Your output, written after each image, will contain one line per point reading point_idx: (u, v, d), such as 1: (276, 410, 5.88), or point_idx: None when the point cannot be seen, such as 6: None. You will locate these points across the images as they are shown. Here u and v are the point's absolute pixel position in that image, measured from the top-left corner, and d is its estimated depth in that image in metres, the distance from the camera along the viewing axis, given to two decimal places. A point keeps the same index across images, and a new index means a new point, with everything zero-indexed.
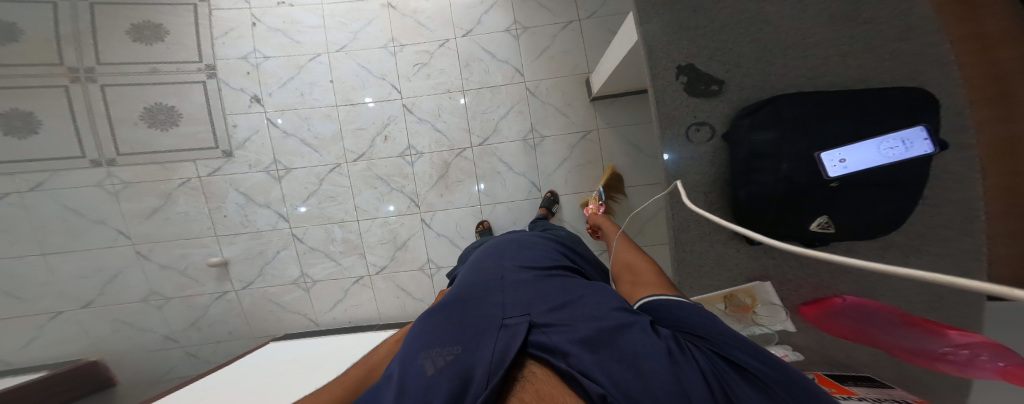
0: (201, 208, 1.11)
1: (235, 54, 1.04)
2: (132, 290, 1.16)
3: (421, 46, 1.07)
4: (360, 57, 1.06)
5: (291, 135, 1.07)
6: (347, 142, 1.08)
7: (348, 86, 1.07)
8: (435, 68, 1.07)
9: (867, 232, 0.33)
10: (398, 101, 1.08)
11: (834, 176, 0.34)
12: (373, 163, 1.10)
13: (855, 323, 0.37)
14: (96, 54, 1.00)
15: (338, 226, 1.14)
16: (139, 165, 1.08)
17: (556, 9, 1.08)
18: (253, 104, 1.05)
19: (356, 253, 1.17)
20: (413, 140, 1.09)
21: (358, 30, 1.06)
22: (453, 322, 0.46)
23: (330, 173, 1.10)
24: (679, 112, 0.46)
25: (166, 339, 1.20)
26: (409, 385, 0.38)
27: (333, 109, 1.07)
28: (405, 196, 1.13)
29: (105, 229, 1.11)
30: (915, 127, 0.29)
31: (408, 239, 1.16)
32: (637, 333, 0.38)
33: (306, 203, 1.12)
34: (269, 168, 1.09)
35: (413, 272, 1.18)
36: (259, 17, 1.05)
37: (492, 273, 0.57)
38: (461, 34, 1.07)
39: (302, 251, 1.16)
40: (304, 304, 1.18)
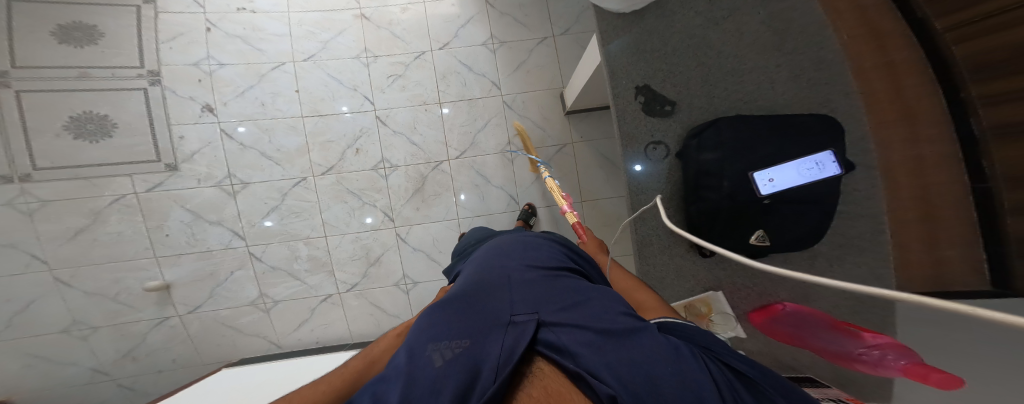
0: (138, 227, 1.00)
1: (184, 60, 0.96)
2: (49, 321, 1.03)
3: (395, 57, 1.05)
4: (329, 67, 1.02)
5: (251, 148, 1.00)
6: (316, 155, 1.03)
7: (316, 96, 1.02)
8: (411, 80, 1.06)
9: (793, 236, 0.47)
10: (370, 114, 1.04)
11: (766, 193, 0.46)
12: (344, 177, 1.06)
13: (792, 329, 0.50)
14: (10, 57, 0.89)
15: (304, 243, 1.08)
16: (61, 181, 0.95)
17: (533, 25, 1.11)
18: (207, 115, 0.98)
19: (324, 271, 1.11)
20: (387, 153, 1.06)
21: (328, 39, 1.03)
22: (461, 315, 0.45)
23: (295, 187, 1.04)
24: (640, 133, 0.59)
25: (94, 372, 1.09)
26: (417, 377, 0.38)
27: (299, 120, 1.02)
28: (378, 210, 1.10)
29: (16, 254, 0.97)
30: (824, 153, 0.44)
31: (382, 255, 1.13)
32: (647, 339, 0.39)
33: (267, 219, 1.05)
34: (223, 183, 1.01)
35: (388, 288, 1.14)
36: (215, 22, 0.98)
37: (500, 270, 0.57)
38: (438, 47, 1.07)
39: (261, 271, 1.08)
40: (266, 326, 1.12)
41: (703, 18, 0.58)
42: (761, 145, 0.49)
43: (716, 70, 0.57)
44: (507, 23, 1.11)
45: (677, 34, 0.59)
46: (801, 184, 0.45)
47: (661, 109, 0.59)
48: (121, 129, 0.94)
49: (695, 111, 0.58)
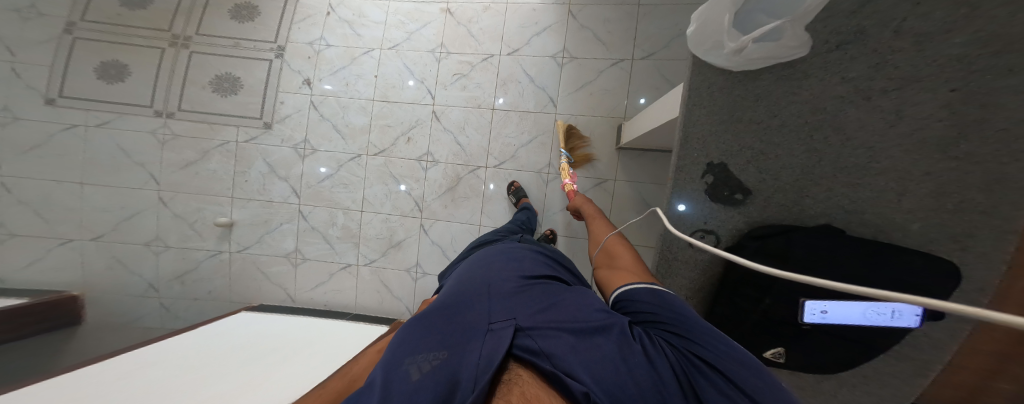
0: (228, 169, 1.20)
1: (305, 39, 1.20)
2: (141, 233, 1.23)
3: (466, 56, 1.14)
4: (407, 65, 1.16)
5: (329, 121, 1.18)
6: (374, 136, 1.17)
7: (390, 83, 1.17)
8: (473, 81, 1.14)
9: (808, 365, 0.54)
10: (430, 109, 1.15)
11: (809, 321, 0.49)
12: (392, 161, 1.17)
13: None
14: (197, 26, 1.20)
15: (342, 213, 1.19)
16: (191, 122, 1.20)
17: (611, 44, 1.09)
18: (303, 86, 1.19)
19: (351, 242, 1.20)
20: (435, 148, 1.16)
21: (414, 35, 1.17)
22: (439, 330, 0.47)
23: (350, 162, 1.18)
24: (695, 216, 0.60)
25: (149, 287, 1.25)
26: (394, 391, 0.39)
27: (371, 103, 1.17)
28: (411, 198, 1.17)
29: (140, 172, 1.21)
30: (909, 306, 0.43)
31: (404, 239, 1.18)
32: (617, 336, 0.43)
33: (320, 184, 1.18)
34: (298, 146, 1.18)
35: (400, 271, 1.19)
36: (335, 9, 1.20)
37: (483, 280, 0.60)
38: (507, 52, 1.13)
39: (303, 228, 1.20)
40: (288, 278, 1.23)
41: (848, 86, 0.47)
42: (837, 270, 0.47)
43: (828, 162, 0.50)
44: (582, 37, 1.11)
45: (794, 105, 0.51)
46: (857, 324, 0.47)
47: (730, 197, 0.57)
48: (244, 90, 1.19)
49: (771, 207, 0.56)
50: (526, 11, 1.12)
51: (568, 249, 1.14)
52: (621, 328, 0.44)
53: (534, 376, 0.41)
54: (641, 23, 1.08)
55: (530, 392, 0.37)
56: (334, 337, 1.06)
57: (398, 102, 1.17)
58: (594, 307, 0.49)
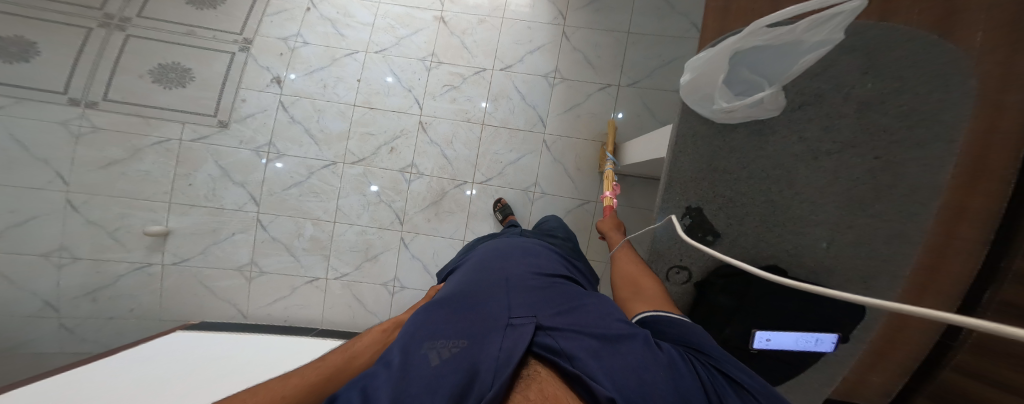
0: (168, 171, 1.06)
1: (278, 34, 1.12)
2: (39, 242, 1.02)
3: (456, 68, 1.16)
4: (394, 72, 1.14)
5: (300, 123, 1.10)
6: (353, 143, 1.12)
7: (372, 89, 1.13)
8: (462, 94, 1.16)
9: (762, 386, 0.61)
10: (416, 118, 1.14)
11: (757, 347, 0.57)
12: (371, 169, 1.12)
13: None
14: (140, 8, 1.07)
15: (312, 223, 1.10)
16: (120, 114, 1.04)
17: (601, 70, 1.17)
18: (272, 85, 1.10)
19: (321, 254, 1.11)
20: (420, 158, 1.14)
21: (403, 42, 1.15)
22: (461, 320, 0.50)
23: (323, 169, 1.10)
24: (671, 254, 0.74)
25: (44, 306, 1.03)
26: (416, 372, 0.42)
27: (350, 108, 1.12)
28: (392, 210, 1.13)
29: (42, 169, 1.00)
30: (828, 334, 0.50)
31: (381, 253, 1.14)
32: (641, 347, 0.45)
33: (286, 192, 1.09)
34: (261, 149, 1.08)
35: (376, 285, 1.14)
36: (316, 5, 1.14)
37: (499, 276, 0.63)
38: (500, 68, 1.17)
39: (261, 239, 1.09)
40: (241, 294, 1.11)
41: (804, 145, 0.56)
42: (779, 306, 0.57)
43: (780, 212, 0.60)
44: (574, 59, 1.18)
45: (755, 166, 0.62)
46: (790, 349, 0.54)
47: (704, 238, 0.68)
48: (199, 81, 1.06)
49: (735, 248, 0.67)
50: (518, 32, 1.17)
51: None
52: (645, 339, 0.47)
53: (553, 375, 0.44)
54: (628, 54, 1.18)
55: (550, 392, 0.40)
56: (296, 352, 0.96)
57: (379, 109, 1.13)
58: (614, 317, 0.52)
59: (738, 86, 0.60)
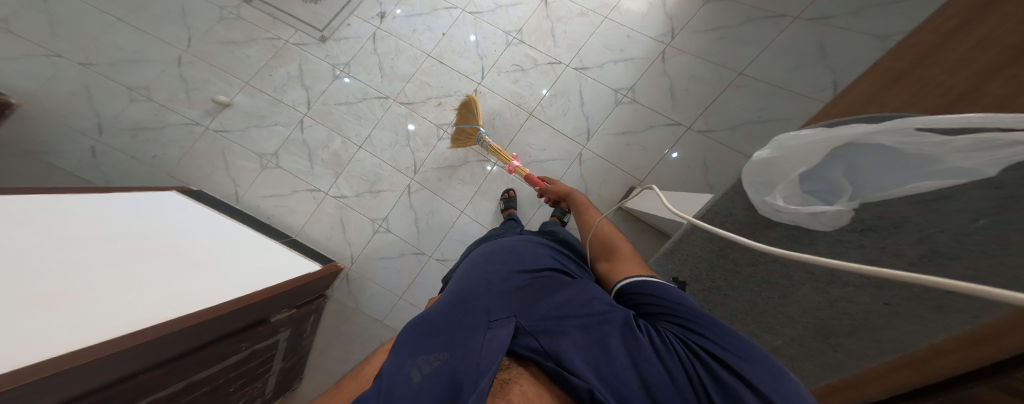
0: (262, 60, 1.29)
1: None
2: (135, 78, 1.28)
3: (534, 51, 1.34)
4: (484, 41, 1.33)
5: (381, 59, 1.31)
6: (411, 86, 1.30)
7: (451, 48, 1.33)
8: (526, 78, 1.33)
9: None
10: (474, 87, 1.32)
11: None
12: (416, 114, 1.30)
13: None
14: None
15: (341, 140, 1.30)
16: (257, 10, 1.30)
17: (679, 105, 1.31)
18: (383, 12, 1.32)
19: (333, 171, 1.31)
20: (460, 121, 1.29)
21: (504, 12, 1.35)
22: (441, 330, 0.51)
23: (377, 100, 1.30)
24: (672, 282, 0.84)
25: (96, 127, 1.28)
26: (396, 389, 0.42)
27: (424, 56, 1.32)
28: (413, 158, 1.29)
29: (180, 28, 1.28)
30: None
31: (385, 191, 1.30)
32: (618, 330, 0.48)
33: (336, 107, 1.30)
34: (338, 66, 1.30)
35: (364, 218, 1.32)
36: None
37: (479, 274, 0.63)
38: (576, 67, 1.33)
39: (293, 138, 1.30)
40: (248, 177, 1.31)
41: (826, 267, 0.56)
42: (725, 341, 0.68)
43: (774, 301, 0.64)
44: (658, 84, 1.33)
45: (773, 264, 0.65)
46: None
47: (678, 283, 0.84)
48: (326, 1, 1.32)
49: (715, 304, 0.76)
50: (610, 38, 1.34)
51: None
52: (624, 320, 0.49)
53: (537, 373, 0.46)
54: (718, 99, 1.29)
55: (531, 392, 0.42)
56: (254, 255, 1.13)
57: (451, 65, 1.32)
58: (597, 300, 0.53)
59: (821, 195, 0.56)
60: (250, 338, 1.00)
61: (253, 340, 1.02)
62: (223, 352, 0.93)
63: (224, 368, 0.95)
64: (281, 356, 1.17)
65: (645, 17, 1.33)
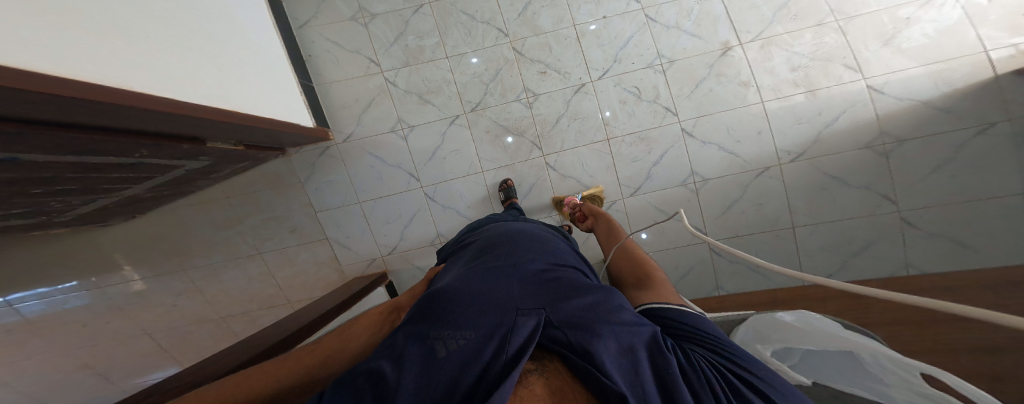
0: None
1: None
2: None
3: (670, 81, 1.43)
4: (632, 51, 1.43)
5: (530, 4, 1.44)
6: (538, 42, 1.45)
7: (601, 35, 1.44)
8: (634, 105, 1.45)
9: None
10: (585, 80, 1.45)
11: None
12: (521, 67, 1.46)
13: None
14: None
15: (443, 40, 1.46)
16: None
17: (723, 218, 1.46)
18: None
19: (410, 60, 1.47)
20: (544, 98, 1.46)
21: (674, 36, 1.42)
22: (463, 309, 0.49)
23: (499, 35, 1.45)
24: None
25: None
26: (417, 366, 0.41)
27: (571, 25, 1.44)
28: (482, 99, 1.47)
29: None
30: None
31: (432, 104, 1.48)
32: (649, 341, 0.45)
33: (464, 16, 1.45)
34: None
35: (385, 119, 1.51)
36: None
37: (505, 266, 0.62)
38: (683, 127, 1.44)
39: (400, 13, 1.47)
40: (323, 11, 1.49)
41: None
42: None
43: None
44: (728, 190, 1.45)
45: None
46: None
47: None
48: None
49: None
50: (739, 122, 1.42)
51: (448, 227, 1.56)
52: (655, 336, 0.46)
53: (562, 370, 0.44)
54: (753, 233, 1.45)
55: (554, 388, 0.42)
56: (279, 87, 1.26)
57: (588, 51, 1.44)
58: (628, 309, 0.51)
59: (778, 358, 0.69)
60: (159, 152, 0.98)
61: (157, 154, 0.99)
62: (118, 150, 0.88)
63: (100, 163, 0.91)
64: (155, 181, 1.20)
65: (795, 125, 1.38)
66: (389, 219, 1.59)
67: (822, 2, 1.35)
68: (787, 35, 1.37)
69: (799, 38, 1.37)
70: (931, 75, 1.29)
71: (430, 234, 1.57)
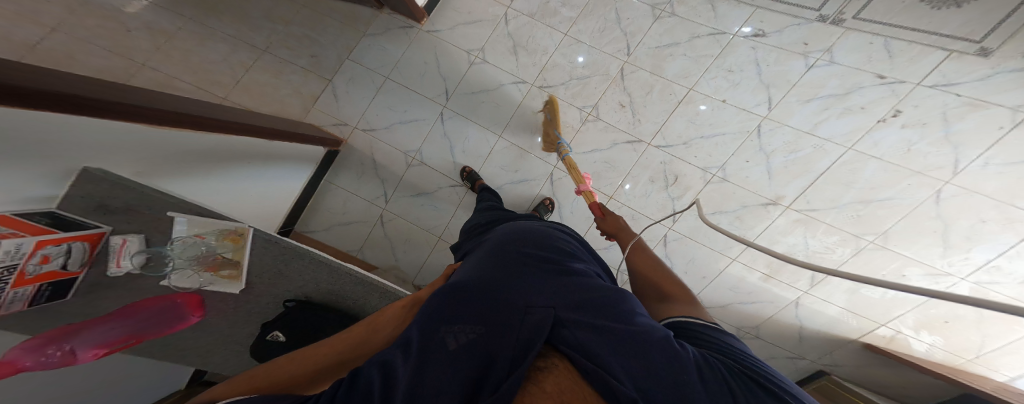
0: None
1: (795, 69, 1.36)
2: None
3: (704, 186, 1.50)
4: (708, 145, 1.46)
5: (675, 45, 1.42)
6: (658, 83, 1.44)
7: (701, 114, 1.44)
8: (654, 185, 1.50)
9: None
10: (644, 140, 1.48)
11: None
12: (609, 88, 1.45)
13: (120, 336, 0.82)
14: None
15: (581, 22, 1.43)
16: None
17: None
18: (806, 55, 1.34)
19: (542, 16, 1.43)
20: (600, 124, 1.46)
21: (758, 160, 1.45)
22: (473, 303, 0.48)
23: (626, 51, 1.43)
24: None
25: None
26: (430, 355, 0.40)
27: (683, 90, 1.44)
28: (557, 90, 1.45)
29: None
30: None
31: (518, 58, 1.45)
32: (661, 340, 0.43)
33: (617, 14, 1.42)
34: (659, 9, 1.41)
35: (473, 39, 1.45)
36: (815, 127, 1.38)
37: (517, 260, 0.61)
38: (667, 235, 1.63)
39: None
40: None
41: None
42: None
43: None
44: None
45: None
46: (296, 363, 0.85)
47: None
48: None
49: None
50: (703, 262, 1.64)
51: (429, 153, 1.46)
52: (665, 337, 0.43)
53: (571, 369, 0.41)
54: None
55: (565, 385, 0.38)
56: None
57: (677, 117, 1.45)
58: (638, 315, 0.49)
59: None
60: None
61: None
62: None
63: None
64: None
65: (732, 291, 1.67)
66: (392, 106, 1.47)
67: (891, 221, 1.39)
68: (827, 225, 1.45)
69: (829, 234, 1.46)
70: (839, 317, 1.61)
71: (411, 145, 1.46)
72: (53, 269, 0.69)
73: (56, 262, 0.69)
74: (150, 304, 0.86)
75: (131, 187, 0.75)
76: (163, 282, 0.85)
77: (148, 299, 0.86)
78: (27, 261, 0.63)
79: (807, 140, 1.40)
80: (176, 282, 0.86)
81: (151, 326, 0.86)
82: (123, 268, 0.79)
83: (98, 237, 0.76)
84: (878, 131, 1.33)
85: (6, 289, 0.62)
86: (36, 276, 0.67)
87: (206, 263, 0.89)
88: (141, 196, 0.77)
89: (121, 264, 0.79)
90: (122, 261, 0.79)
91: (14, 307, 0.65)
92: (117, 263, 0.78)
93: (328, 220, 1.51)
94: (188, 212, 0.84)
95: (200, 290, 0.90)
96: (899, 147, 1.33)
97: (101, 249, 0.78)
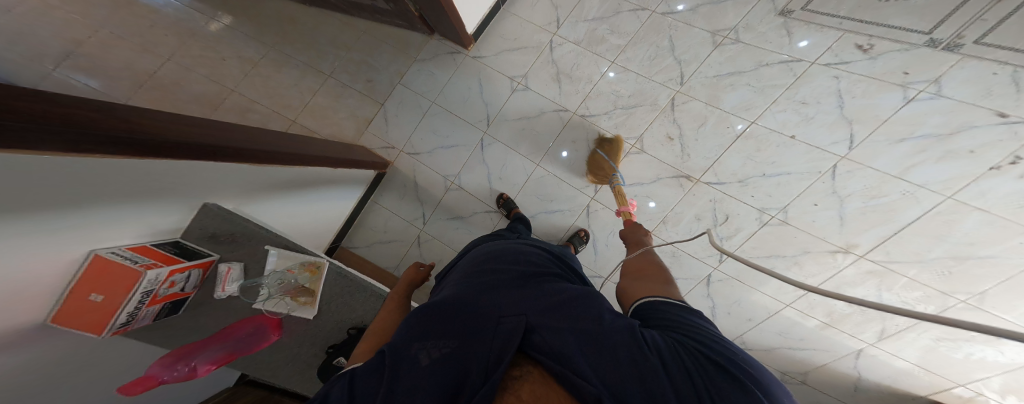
0: None
1: (882, 105, 1.19)
2: None
3: (757, 226, 1.37)
4: (768, 186, 1.33)
5: (737, 74, 1.30)
6: (713, 114, 1.34)
7: (761, 147, 1.31)
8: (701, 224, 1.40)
9: None
10: (692, 176, 1.38)
11: None
12: (655, 121, 1.37)
13: (224, 354, 0.91)
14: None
15: (630, 49, 1.36)
16: None
17: None
18: (905, 86, 1.16)
19: (588, 42, 1.39)
20: (644, 158, 1.39)
21: (826, 205, 1.30)
22: (443, 318, 0.46)
23: (677, 80, 1.34)
24: None
25: None
26: (401, 371, 0.38)
27: (742, 121, 1.32)
28: (600, 120, 1.39)
29: None
30: None
31: (562, 85, 1.41)
32: (630, 336, 0.40)
33: (671, 41, 1.34)
34: (719, 36, 1.30)
35: (517, 64, 1.44)
36: (904, 171, 1.20)
37: (490, 274, 0.58)
38: (712, 275, 1.52)
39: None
40: None
41: None
42: None
43: None
44: None
45: None
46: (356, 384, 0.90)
47: None
48: None
49: None
50: (750, 306, 1.51)
51: (468, 178, 1.48)
52: (631, 329, 0.41)
53: (549, 379, 0.38)
54: None
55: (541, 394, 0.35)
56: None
57: (732, 152, 1.34)
58: (607, 313, 0.46)
59: None
60: None
61: None
62: None
63: None
64: None
65: (782, 337, 1.52)
66: (436, 130, 1.50)
67: (989, 283, 1.18)
68: (907, 280, 1.26)
69: (909, 289, 1.27)
70: (906, 372, 1.41)
71: (450, 170, 1.49)
72: (173, 292, 0.82)
73: (179, 286, 0.83)
74: (240, 325, 0.95)
75: (231, 221, 0.91)
76: (257, 306, 0.96)
77: (239, 322, 0.96)
78: (161, 286, 0.77)
79: (892, 186, 1.22)
80: (269, 307, 0.98)
81: (245, 345, 0.95)
82: (227, 293, 0.92)
83: (210, 264, 0.91)
84: (987, 180, 1.12)
85: (143, 308, 0.76)
86: (158, 300, 0.79)
87: (290, 291, 1.00)
88: (243, 229, 0.93)
89: (225, 289, 0.92)
90: (227, 287, 0.92)
91: (143, 321, 0.80)
92: (224, 289, 0.92)
93: (371, 237, 1.57)
94: (281, 244, 0.98)
95: (286, 315, 1.01)
96: (1014, 198, 1.11)
97: (210, 274, 0.92)
